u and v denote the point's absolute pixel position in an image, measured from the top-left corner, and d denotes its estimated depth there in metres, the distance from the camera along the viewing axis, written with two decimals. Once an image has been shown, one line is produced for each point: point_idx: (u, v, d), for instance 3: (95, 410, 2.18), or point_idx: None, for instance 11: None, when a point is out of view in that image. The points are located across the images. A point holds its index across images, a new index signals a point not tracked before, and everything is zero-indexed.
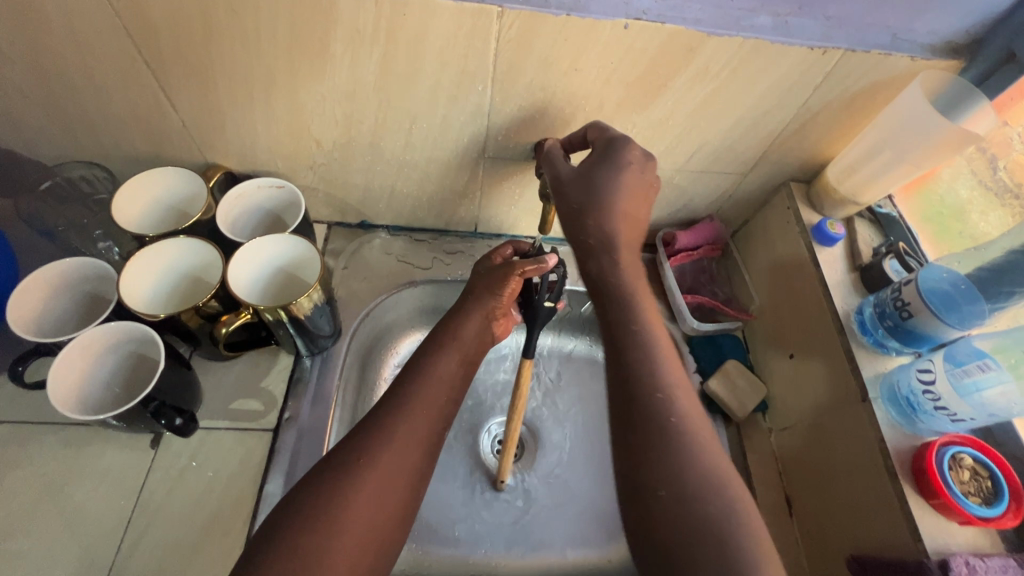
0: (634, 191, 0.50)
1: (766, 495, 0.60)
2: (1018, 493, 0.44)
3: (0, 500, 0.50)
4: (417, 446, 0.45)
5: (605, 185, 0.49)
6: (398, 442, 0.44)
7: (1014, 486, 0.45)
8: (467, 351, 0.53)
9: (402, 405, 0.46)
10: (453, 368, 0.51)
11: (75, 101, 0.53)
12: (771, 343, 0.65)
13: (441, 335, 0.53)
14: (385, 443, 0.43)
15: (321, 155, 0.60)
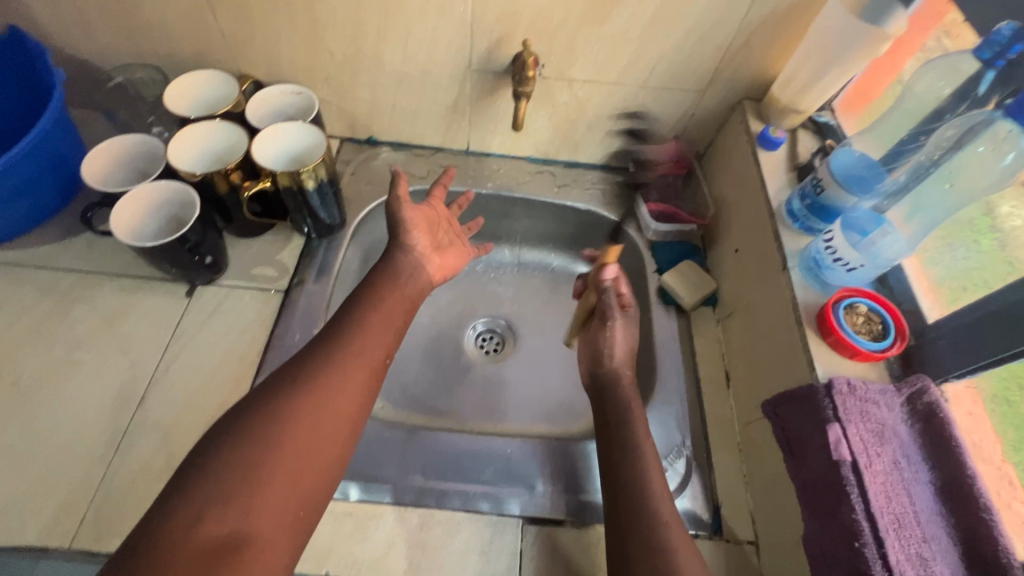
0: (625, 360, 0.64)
1: (708, 370, 0.68)
2: (902, 333, 0.52)
3: (68, 324, 0.63)
4: (368, 367, 0.50)
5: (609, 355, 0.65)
6: (342, 370, 0.48)
7: (899, 327, 0.52)
8: (408, 290, 0.60)
9: (344, 336, 0.51)
10: (399, 301, 0.58)
11: (139, 13, 0.66)
12: (723, 244, 0.73)
13: (384, 270, 0.60)
14: (327, 355, 0.49)
15: (333, 67, 0.71)
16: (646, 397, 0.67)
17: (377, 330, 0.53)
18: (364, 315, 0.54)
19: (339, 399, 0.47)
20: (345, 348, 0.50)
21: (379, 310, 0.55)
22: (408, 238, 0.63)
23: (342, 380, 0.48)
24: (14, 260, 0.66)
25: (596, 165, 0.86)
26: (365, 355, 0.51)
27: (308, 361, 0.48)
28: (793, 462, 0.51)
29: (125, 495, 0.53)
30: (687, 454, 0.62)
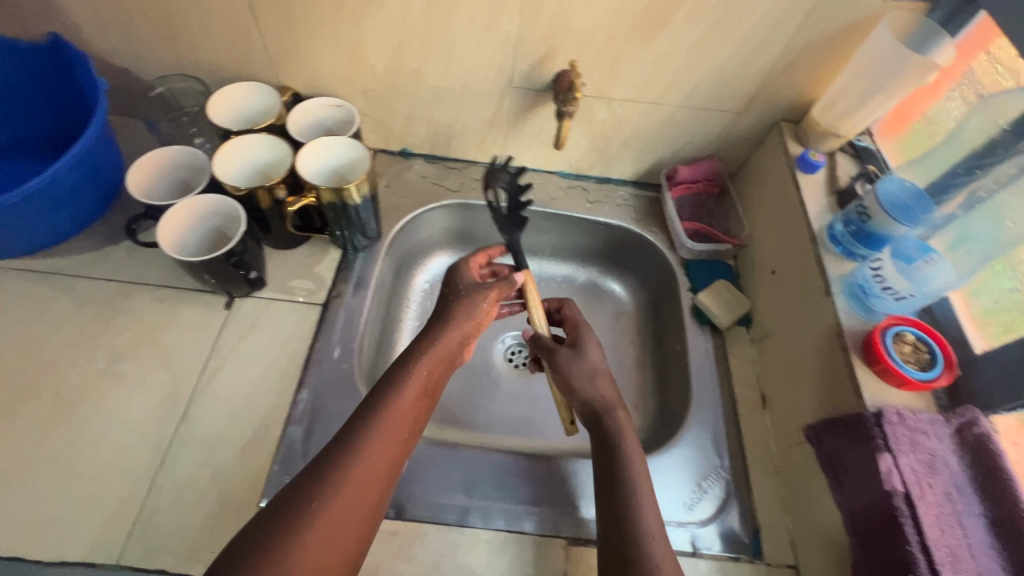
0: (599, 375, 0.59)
1: (744, 392, 0.68)
2: (951, 364, 0.52)
3: (108, 335, 0.62)
4: (380, 478, 0.44)
5: (580, 378, 0.59)
6: (349, 489, 0.42)
7: (948, 358, 0.52)
8: (426, 377, 0.51)
9: (349, 454, 0.43)
10: (418, 399, 0.49)
11: (183, 24, 0.66)
12: (759, 264, 0.73)
13: (408, 356, 0.52)
14: (343, 471, 0.42)
15: (373, 81, 0.71)
16: (682, 417, 0.67)
17: (394, 432, 0.46)
18: (374, 419, 0.46)
19: (347, 529, 0.40)
20: (354, 466, 0.43)
21: (396, 408, 0.47)
22: (466, 320, 0.56)
23: (350, 504, 0.41)
24: (52, 269, 0.66)
25: (628, 181, 0.86)
26: (374, 472, 0.43)
27: (310, 486, 0.41)
28: (839, 493, 0.52)
29: (169, 511, 0.53)
30: (726, 476, 0.62)
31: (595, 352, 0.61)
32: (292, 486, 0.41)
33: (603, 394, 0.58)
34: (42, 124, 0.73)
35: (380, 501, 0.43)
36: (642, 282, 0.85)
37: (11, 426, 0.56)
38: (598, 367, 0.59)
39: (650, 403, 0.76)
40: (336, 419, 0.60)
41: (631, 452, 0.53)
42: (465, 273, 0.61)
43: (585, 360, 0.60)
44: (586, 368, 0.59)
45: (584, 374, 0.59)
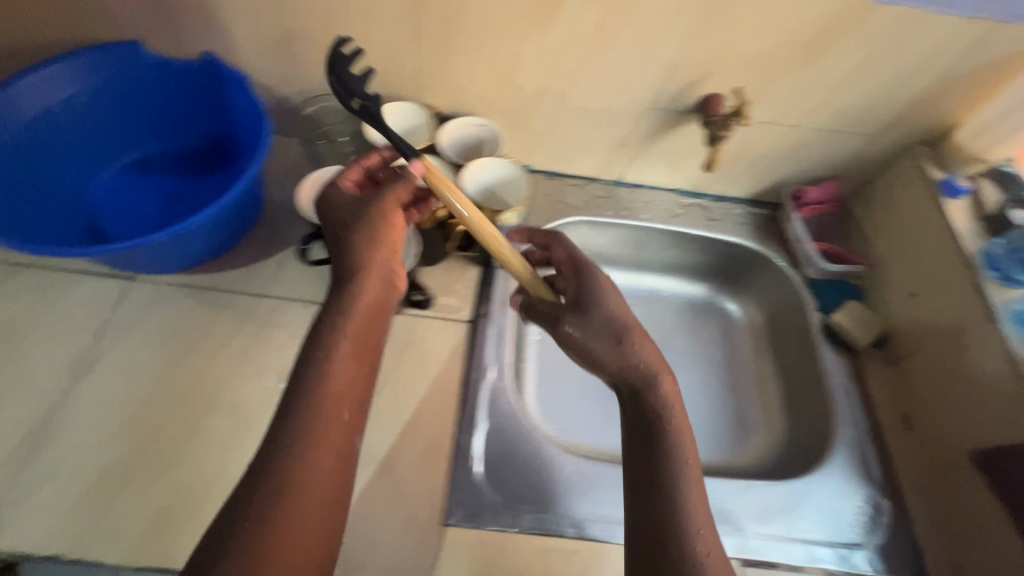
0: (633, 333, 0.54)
1: (885, 413, 0.69)
2: None
3: (273, 351, 0.64)
4: (334, 459, 0.44)
5: (597, 336, 0.55)
6: (314, 487, 0.43)
7: None
8: (362, 342, 0.50)
9: (298, 455, 0.43)
10: (352, 366, 0.49)
11: (341, 45, 0.67)
12: (891, 285, 0.74)
13: (336, 308, 0.51)
14: (297, 459, 0.43)
15: (516, 100, 0.72)
16: (825, 436, 0.69)
17: (335, 411, 0.46)
18: (313, 409, 0.45)
19: (313, 510, 0.42)
20: (305, 461, 0.43)
21: (328, 395, 0.46)
22: (375, 259, 0.54)
23: (314, 502, 0.42)
24: (211, 285, 0.68)
25: (743, 200, 0.87)
26: (323, 468, 0.44)
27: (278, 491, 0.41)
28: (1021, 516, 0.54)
29: (359, 527, 0.55)
30: (879, 496, 0.63)
31: (617, 304, 0.57)
32: (250, 498, 0.41)
33: (622, 359, 0.53)
34: (194, 139, 0.77)
35: (344, 481, 0.45)
36: (759, 302, 0.87)
37: (200, 439, 0.58)
38: (614, 323, 0.55)
39: (777, 420, 0.78)
40: (497, 438, 0.62)
41: (677, 415, 0.51)
42: (340, 194, 0.58)
43: (591, 316, 0.56)
44: (603, 324, 0.55)
45: (601, 334, 0.55)
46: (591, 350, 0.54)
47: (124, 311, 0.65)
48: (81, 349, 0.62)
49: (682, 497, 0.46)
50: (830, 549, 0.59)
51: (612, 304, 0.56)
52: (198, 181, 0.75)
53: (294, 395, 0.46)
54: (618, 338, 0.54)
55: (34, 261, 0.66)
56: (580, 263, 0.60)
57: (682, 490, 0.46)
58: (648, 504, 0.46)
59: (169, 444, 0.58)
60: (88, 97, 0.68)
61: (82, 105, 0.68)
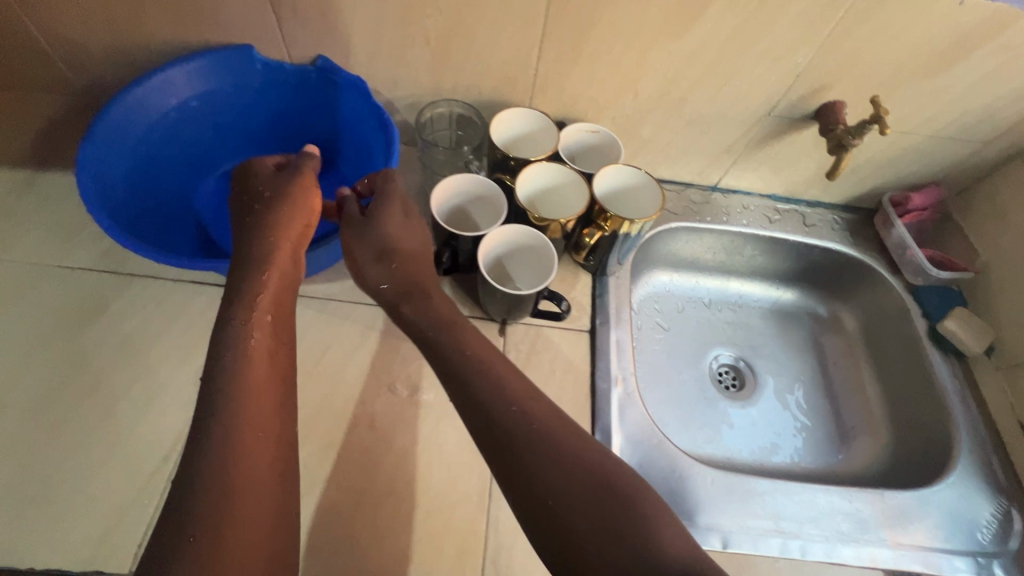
0: (383, 256, 0.57)
1: (1003, 421, 0.70)
2: None
3: (401, 363, 0.63)
4: (270, 431, 0.45)
5: (376, 265, 0.57)
6: (249, 478, 0.42)
7: None
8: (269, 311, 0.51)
9: (237, 439, 0.43)
10: (264, 335, 0.50)
11: (462, 51, 0.66)
12: (1000, 292, 0.74)
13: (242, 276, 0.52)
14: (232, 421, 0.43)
15: (631, 107, 0.72)
16: (946, 446, 0.69)
17: (258, 393, 0.46)
18: (236, 395, 0.44)
19: (263, 495, 0.42)
20: (244, 449, 0.43)
21: (254, 368, 0.47)
22: (275, 224, 0.56)
23: (254, 492, 0.42)
24: (328, 296, 0.67)
25: (837, 205, 0.87)
26: (264, 441, 0.44)
27: (223, 488, 0.40)
28: None
29: (515, 543, 0.54)
30: (1007, 505, 0.63)
31: (390, 219, 0.58)
32: (192, 497, 0.39)
33: (413, 293, 0.56)
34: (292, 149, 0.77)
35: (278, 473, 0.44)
36: (855, 308, 0.87)
37: (338, 455, 0.57)
38: (384, 243, 0.57)
39: (880, 426, 0.78)
40: (633, 449, 0.61)
41: (469, 344, 0.52)
42: (263, 171, 0.60)
43: (366, 233, 0.58)
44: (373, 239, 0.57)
45: (369, 249, 0.57)
46: (372, 265, 0.57)
47: None
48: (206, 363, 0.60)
49: (564, 442, 0.45)
50: (967, 558, 0.60)
51: (388, 221, 0.57)
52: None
53: (216, 388, 0.44)
54: (384, 254, 0.57)
55: (152, 271, 0.65)
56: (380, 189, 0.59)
57: (545, 428, 0.45)
58: (505, 448, 0.45)
59: (306, 461, 0.56)
60: (199, 103, 0.67)
61: (193, 110, 0.67)
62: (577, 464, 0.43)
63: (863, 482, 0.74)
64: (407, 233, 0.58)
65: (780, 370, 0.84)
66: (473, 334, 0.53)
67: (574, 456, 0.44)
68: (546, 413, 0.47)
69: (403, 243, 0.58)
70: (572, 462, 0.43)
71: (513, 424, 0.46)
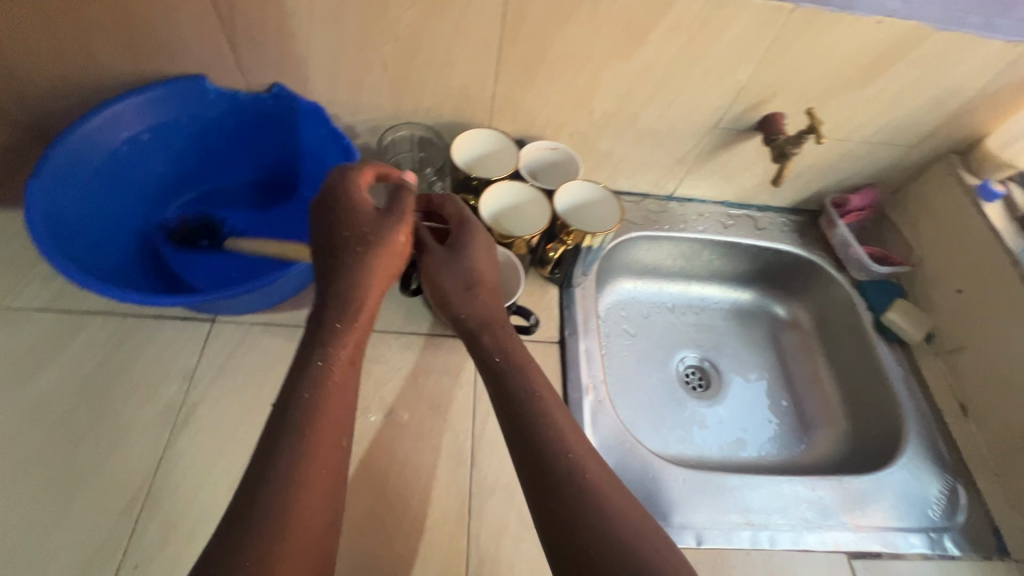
0: (472, 286, 0.58)
1: (945, 402, 0.75)
2: None
3: (375, 385, 0.63)
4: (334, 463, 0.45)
5: (463, 294, 0.58)
6: (300, 528, 0.41)
7: None
8: (347, 354, 0.50)
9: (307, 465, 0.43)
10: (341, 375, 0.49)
11: (421, 76, 0.67)
12: (935, 283, 0.80)
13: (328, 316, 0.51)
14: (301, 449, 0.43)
15: (587, 124, 0.74)
16: (896, 430, 0.73)
17: (326, 437, 0.45)
18: (308, 428, 0.45)
19: (305, 543, 0.41)
20: (299, 496, 0.42)
21: (327, 404, 0.46)
22: (367, 268, 0.53)
23: (310, 526, 0.42)
24: (297, 322, 0.66)
25: (785, 208, 0.92)
26: (323, 468, 0.44)
27: (266, 537, 0.39)
28: None
29: (498, 557, 0.55)
30: (956, 482, 0.68)
31: (477, 252, 0.59)
32: (250, 511, 0.40)
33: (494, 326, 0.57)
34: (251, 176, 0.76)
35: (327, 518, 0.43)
36: (808, 305, 0.92)
37: None
38: (473, 274, 0.59)
39: (837, 414, 0.83)
40: (607, 454, 0.63)
41: (537, 386, 0.52)
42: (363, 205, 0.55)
43: (456, 261, 0.59)
44: (459, 270, 0.59)
45: (457, 277, 0.59)
46: (451, 296, 0.58)
47: (209, 357, 0.62)
48: (172, 399, 0.59)
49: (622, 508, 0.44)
50: (921, 535, 0.64)
51: (477, 250, 0.59)
52: (261, 218, 0.75)
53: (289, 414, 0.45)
54: (469, 286, 0.58)
55: (109, 307, 0.63)
56: (466, 220, 0.60)
57: (606, 491, 0.45)
58: (560, 503, 0.44)
59: None
60: (151, 135, 0.66)
61: (145, 142, 0.66)
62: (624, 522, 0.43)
63: (824, 470, 0.78)
64: (492, 268, 0.60)
65: (741, 368, 0.88)
66: (540, 380, 0.53)
67: (620, 517, 0.43)
68: (601, 466, 0.47)
69: (485, 275, 0.59)
70: (630, 532, 0.42)
71: (572, 476, 0.45)
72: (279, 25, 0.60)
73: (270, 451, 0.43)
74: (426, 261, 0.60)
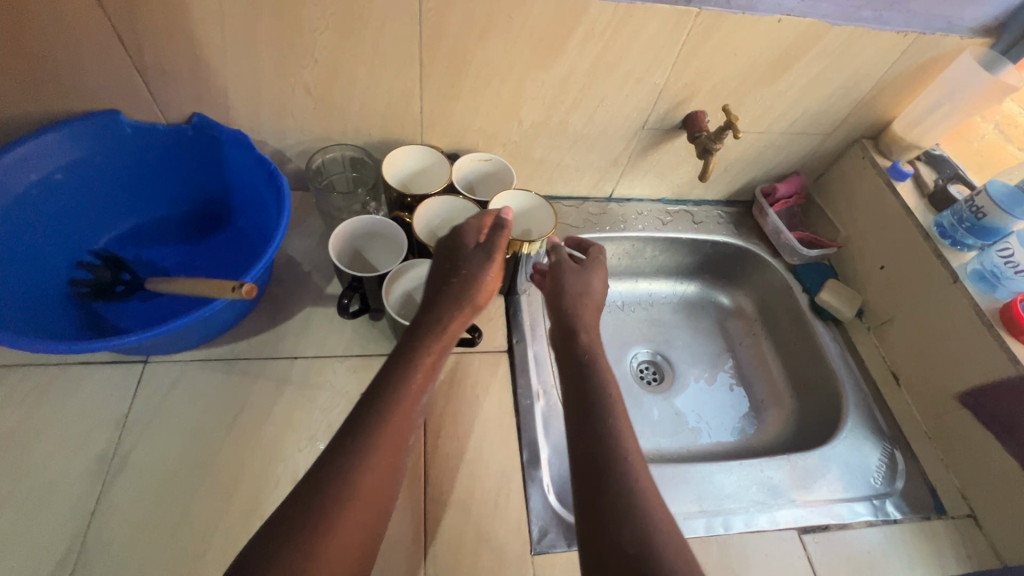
0: (589, 301, 0.64)
1: (878, 373, 0.79)
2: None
3: (320, 412, 0.62)
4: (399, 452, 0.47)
5: (576, 303, 0.63)
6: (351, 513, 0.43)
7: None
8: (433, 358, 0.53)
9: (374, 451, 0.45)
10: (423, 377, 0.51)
11: (345, 97, 0.67)
12: (860, 261, 0.85)
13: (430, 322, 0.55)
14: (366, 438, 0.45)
15: (518, 133, 0.76)
16: (837, 404, 0.76)
17: (398, 428, 0.47)
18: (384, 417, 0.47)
19: (348, 537, 0.42)
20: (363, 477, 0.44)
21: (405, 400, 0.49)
22: (471, 287, 0.58)
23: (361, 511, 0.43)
24: (236, 355, 0.64)
25: (719, 201, 0.95)
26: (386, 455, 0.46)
27: (317, 526, 0.41)
28: (1005, 436, 0.64)
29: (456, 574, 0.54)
30: (894, 449, 0.72)
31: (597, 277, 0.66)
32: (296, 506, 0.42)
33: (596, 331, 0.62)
34: (180, 208, 0.74)
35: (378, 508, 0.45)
36: (750, 292, 0.95)
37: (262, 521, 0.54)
38: (587, 291, 0.65)
39: (785, 394, 0.86)
40: (562, 458, 0.64)
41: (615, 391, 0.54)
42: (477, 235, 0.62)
43: (570, 275, 0.65)
44: (579, 284, 0.65)
45: (579, 286, 0.64)
46: (566, 299, 0.63)
47: (142, 401, 0.59)
48: (103, 449, 0.56)
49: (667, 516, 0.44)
50: (865, 503, 0.66)
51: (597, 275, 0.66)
52: (194, 251, 0.73)
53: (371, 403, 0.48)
54: (582, 295, 0.64)
55: (31, 358, 0.60)
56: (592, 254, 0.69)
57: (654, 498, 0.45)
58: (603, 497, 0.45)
59: (229, 532, 0.53)
60: (65, 174, 0.63)
61: (58, 183, 0.63)
62: (660, 522, 0.43)
63: (775, 450, 0.80)
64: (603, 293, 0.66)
65: (691, 358, 0.91)
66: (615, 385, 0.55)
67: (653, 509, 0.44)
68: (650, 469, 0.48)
69: (597, 297, 0.65)
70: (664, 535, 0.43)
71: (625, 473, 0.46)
72: (191, 54, 0.59)
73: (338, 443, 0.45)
74: (556, 267, 0.66)
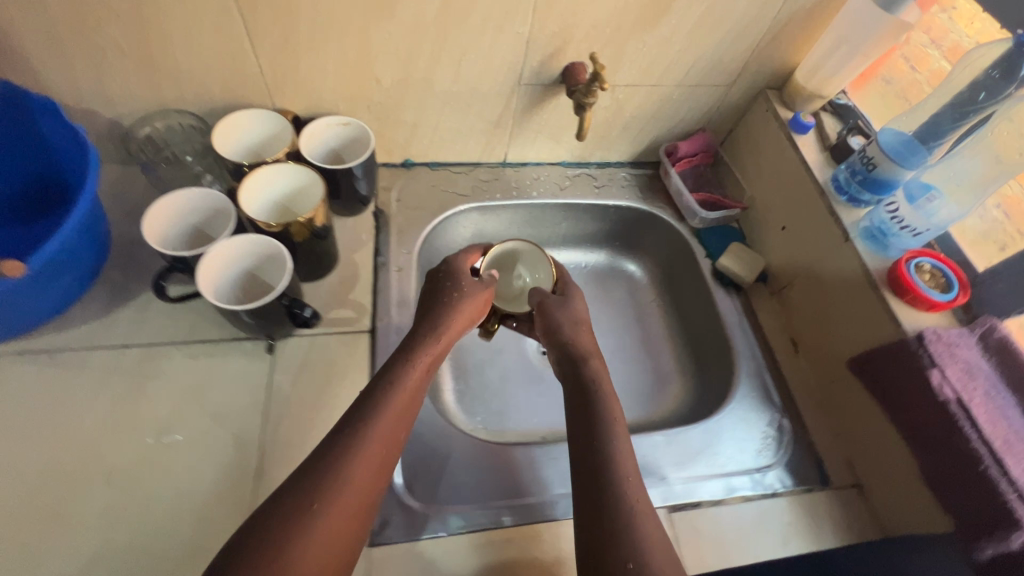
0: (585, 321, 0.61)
1: (777, 340, 0.75)
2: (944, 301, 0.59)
3: (150, 403, 0.57)
4: (389, 450, 0.47)
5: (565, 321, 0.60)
6: (337, 508, 0.42)
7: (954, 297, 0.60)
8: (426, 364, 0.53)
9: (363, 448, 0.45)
10: (415, 382, 0.51)
11: (167, 56, 0.60)
12: (763, 222, 0.80)
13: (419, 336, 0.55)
14: (359, 431, 0.45)
15: (379, 93, 0.69)
16: (730, 374, 0.72)
17: (390, 430, 0.47)
18: (376, 413, 0.47)
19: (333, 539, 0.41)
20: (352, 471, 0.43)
21: (396, 401, 0.49)
22: (457, 307, 0.58)
23: (349, 508, 0.42)
24: (57, 346, 0.59)
25: (626, 163, 0.89)
26: (374, 453, 0.45)
27: (294, 516, 0.40)
28: (884, 401, 0.60)
29: None
30: (783, 421, 0.68)
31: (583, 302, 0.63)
32: (282, 496, 0.41)
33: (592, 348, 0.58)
34: None
35: (369, 505, 0.44)
36: (657, 259, 0.90)
37: (66, 526, 0.50)
38: (581, 315, 0.61)
39: (687, 367, 0.82)
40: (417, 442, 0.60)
41: (615, 410, 0.52)
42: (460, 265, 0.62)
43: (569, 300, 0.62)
44: (571, 315, 0.60)
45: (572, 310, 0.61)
46: (564, 329, 0.59)
47: None
48: None
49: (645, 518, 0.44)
50: (745, 477, 0.63)
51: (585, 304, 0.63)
52: (23, 234, 0.66)
53: (364, 406, 0.48)
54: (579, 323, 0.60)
55: None
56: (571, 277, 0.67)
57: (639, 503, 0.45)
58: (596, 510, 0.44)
59: (28, 540, 0.49)
60: None
61: None
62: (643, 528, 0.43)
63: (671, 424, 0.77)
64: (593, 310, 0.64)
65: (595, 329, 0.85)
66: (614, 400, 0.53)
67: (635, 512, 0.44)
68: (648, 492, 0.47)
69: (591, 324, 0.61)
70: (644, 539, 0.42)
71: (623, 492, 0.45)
72: None
73: (333, 439, 0.45)
74: (539, 304, 0.61)
